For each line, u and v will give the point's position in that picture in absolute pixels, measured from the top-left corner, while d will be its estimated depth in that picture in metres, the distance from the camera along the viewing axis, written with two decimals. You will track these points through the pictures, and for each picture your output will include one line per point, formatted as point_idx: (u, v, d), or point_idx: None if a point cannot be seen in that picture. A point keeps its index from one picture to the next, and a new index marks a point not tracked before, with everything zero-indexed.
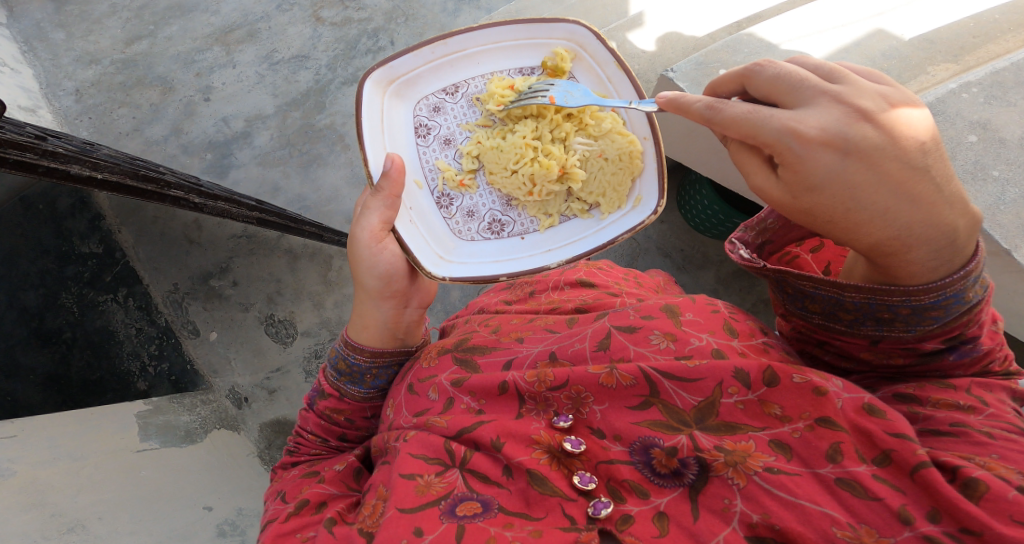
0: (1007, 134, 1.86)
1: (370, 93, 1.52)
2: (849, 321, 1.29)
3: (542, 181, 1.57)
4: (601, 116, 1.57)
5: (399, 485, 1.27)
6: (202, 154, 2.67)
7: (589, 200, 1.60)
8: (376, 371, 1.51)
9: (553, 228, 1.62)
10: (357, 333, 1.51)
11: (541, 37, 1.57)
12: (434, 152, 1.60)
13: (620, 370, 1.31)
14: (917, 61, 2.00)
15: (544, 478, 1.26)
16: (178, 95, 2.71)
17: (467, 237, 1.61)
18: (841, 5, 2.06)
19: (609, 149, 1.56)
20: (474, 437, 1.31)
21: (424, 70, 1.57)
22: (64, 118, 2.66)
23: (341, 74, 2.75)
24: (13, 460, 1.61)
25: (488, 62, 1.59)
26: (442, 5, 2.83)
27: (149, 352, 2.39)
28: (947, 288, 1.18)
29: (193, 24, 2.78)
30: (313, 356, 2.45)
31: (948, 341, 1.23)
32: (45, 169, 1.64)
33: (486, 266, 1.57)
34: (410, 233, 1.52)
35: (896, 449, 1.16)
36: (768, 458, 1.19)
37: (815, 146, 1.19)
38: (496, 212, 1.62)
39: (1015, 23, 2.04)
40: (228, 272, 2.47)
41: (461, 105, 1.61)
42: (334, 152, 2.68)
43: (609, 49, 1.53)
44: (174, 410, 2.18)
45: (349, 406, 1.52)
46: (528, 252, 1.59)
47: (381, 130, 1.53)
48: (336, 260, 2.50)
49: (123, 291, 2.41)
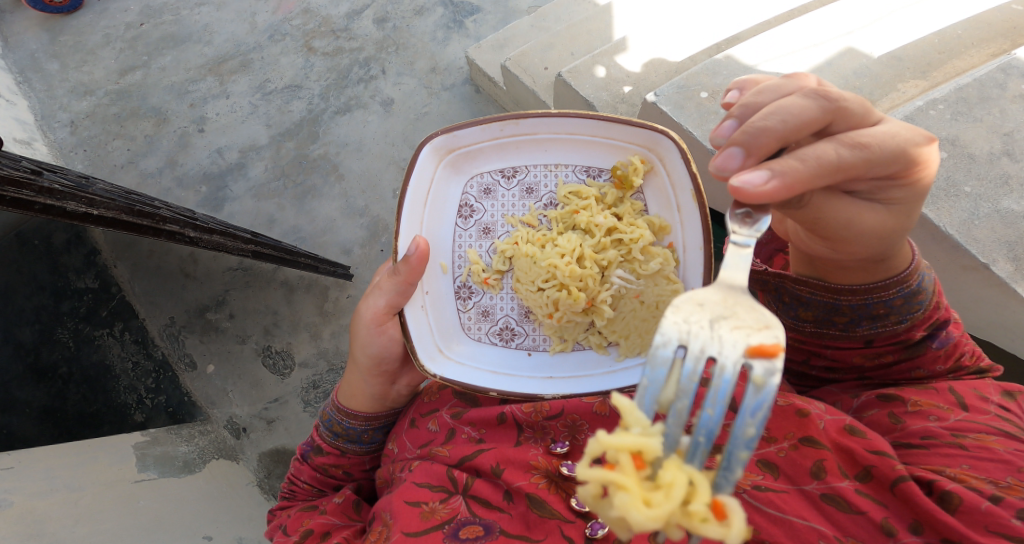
0: (975, 150, 1.77)
1: (426, 158, 1.46)
2: (849, 324, 1.36)
3: (566, 308, 1.46)
4: (653, 253, 1.45)
5: (404, 511, 1.30)
6: (197, 187, 2.66)
7: (610, 336, 1.48)
8: (372, 431, 1.56)
9: (565, 353, 1.50)
10: (347, 399, 1.55)
11: (622, 140, 1.46)
12: (469, 239, 1.53)
13: (611, 399, 1.38)
14: (888, 79, 2.00)
15: (542, 501, 1.29)
16: (172, 126, 2.74)
17: (475, 336, 1.51)
18: (811, 26, 2.08)
19: (648, 293, 1.45)
20: (474, 464, 1.35)
21: (488, 145, 1.49)
22: (59, 150, 2.70)
23: (333, 103, 2.76)
24: (10, 491, 1.63)
25: (555, 153, 1.50)
26: (431, 33, 2.85)
27: (146, 386, 2.40)
28: (921, 267, 1.30)
29: (187, 54, 2.87)
30: (311, 386, 2.44)
31: (929, 328, 1.32)
32: (40, 206, 1.65)
33: (482, 374, 1.45)
34: (416, 320, 1.45)
35: (876, 465, 1.20)
36: (756, 477, 1.25)
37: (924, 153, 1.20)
38: (513, 320, 1.52)
39: (976, 38, 2.04)
40: (225, 305, 2.50)
41: (513, 193, 1.52)
42: (328, 183, 2.65)
43: (688, 172, 1.38)
44: (171, 440, 2.19)
45: (349, 461, 1.56)
46: (529, 374, 1.48)
47: (424, 201, 1.47)
48: (333, 291, 2.52)
49: (119, 325, 2.44)
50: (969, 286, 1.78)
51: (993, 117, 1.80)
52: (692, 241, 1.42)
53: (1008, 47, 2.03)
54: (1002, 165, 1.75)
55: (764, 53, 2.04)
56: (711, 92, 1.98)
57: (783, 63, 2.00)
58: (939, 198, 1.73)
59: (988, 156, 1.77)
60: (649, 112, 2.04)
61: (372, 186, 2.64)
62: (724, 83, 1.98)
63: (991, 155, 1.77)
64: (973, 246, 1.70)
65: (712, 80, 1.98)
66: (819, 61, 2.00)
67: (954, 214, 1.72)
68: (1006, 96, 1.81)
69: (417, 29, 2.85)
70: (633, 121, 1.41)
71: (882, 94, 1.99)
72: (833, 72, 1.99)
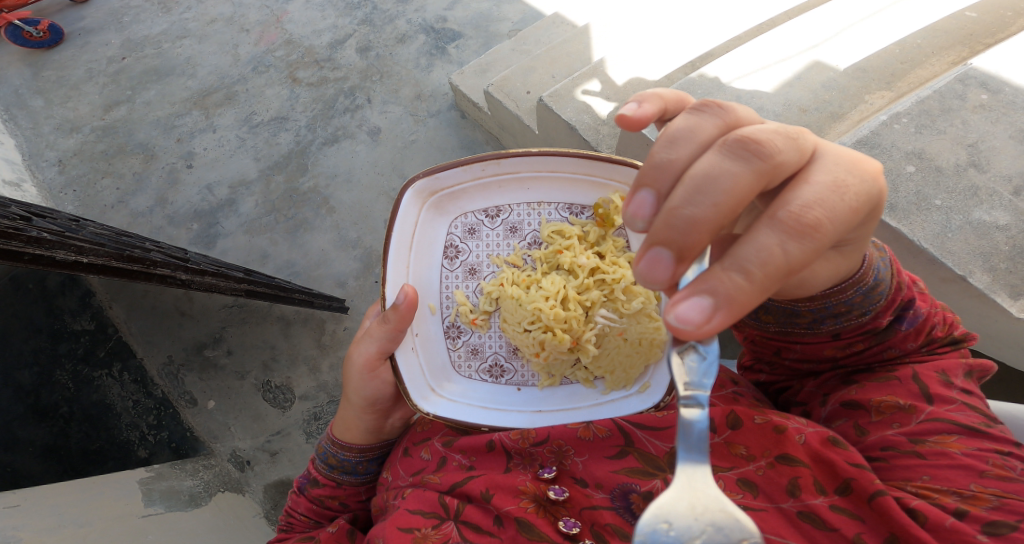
0: (942, 162, 1.82)
1: (410, 202, 1.48)
2: (812, 322, 1.33)
3: (553, 349, 1.49)
4: (635, 293, 1.49)
5: (398, 538, 1.32)
6: (189, 224, 2.67)
7: (596, 371, 1.52)
8: (367, 462, 1.58)
9: (554, 387, 1.53)
10: (343, 432, 1.57)
11: (602, 178, 1.49)
12: (455, 280, 1.55)
13: (595, 423, 1.38)
14: (854, 90, 2.03)
15: (531, 525, 1.31)
16: (160, 162, 2.76)
17: (465, 373, 1.54)
18: (774, 41, 2.11)
19: (631, 330, 1.50)
20: (466, 490, 1.36)
21: (470, 185, 1.52)
22: (50, 190, 2.69)
23: (321, 134, 2.79)
24: (18, 528, 1.65)
25: (538, 191, 1.53)
26: (414, 60, 2.90)
27: (148, 422, 2.40)
28: (875, 257, 1.29)
29: (171, 88, 2.90)
30: (313, 418, 2.48)
31: (895, 312, 1.32)
32: (31, 256, 1.61)
33: (473, 411, 1.48)
34: (408, 364, 1.47)
35: (855, 477, 1.24)
36: (735, 497, 1.27)
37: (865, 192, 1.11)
38: (501, 356, 1.54)
39: (936, 46, 2.09)
40: (222, 341, 2.56)
41: (498, 232, 1.55)
42: (319, 215, 2.68)
43: None
44: (177, 475, 2.22)
45: (345, 492, 1.57)
46: (519, 408, 1.50)
47: (408, 245, 1.50)
48: (329, 324, 2.57)
49: (118, 366, 2.46)
50: (948, 297, 1.82)
51: (957, 129, 1.85)
52: None
53: (966, 55, 2.08)
54: (970, 176, 1.80)
55: (738, 69, 2.07)
56: None
57: (760, 78, 2.04)
58: (912, 213, 1.79)
59: (955, 168, 1.81)
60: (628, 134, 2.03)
61: (363, 218, 2.66)
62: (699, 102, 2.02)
63: (959, 166, 1.81)
64: (949, 259, 1.74)
65: None
66: (788, 76, 2.03)
67: (927, 227, 1.77)
68: (968, 107, 1.87)
69: (400, 57, 2.91)
70: (615, 159, 1.43)
71: (850, 106, 2.02)
72: (803, 85, 2.02)
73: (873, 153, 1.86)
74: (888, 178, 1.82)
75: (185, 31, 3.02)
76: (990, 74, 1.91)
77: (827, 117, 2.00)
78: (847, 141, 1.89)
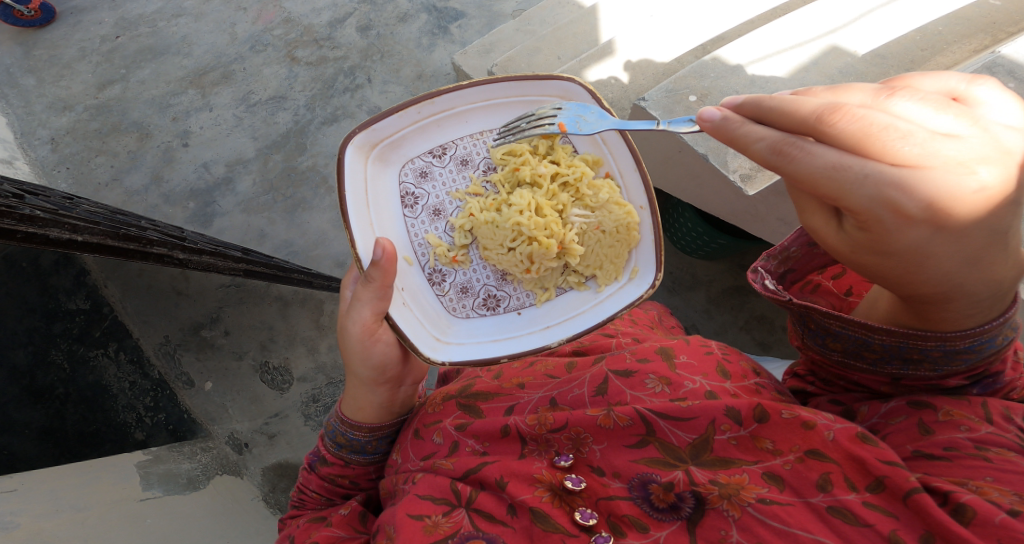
0: None
1: (353, 159, 1.45)
2: (883, 358, 1.26)
3: (541, 259, 1.51)
4: (598, 186, 1.51)
5: (407, 525, 1.27)
6: (184, 203, 2.63)
7: (586, 272, 1.54)
8: (376, 441, 1.48)
9: (551, 301, 1.55)
10: (353, 412, 1.47)
11: (534, 94, 1.49)
12: (422, 225, 1.54)
13: (617, 411, 1.31)
14: (873, 77, 2.00)
15: (546, 515, 1.24)
16: (156, 141, 2.72)
17: (462, 314, 1.54)
18: (794, 24, 2.09)
19: (607, 221, 1.51)
20: (479, 477, 1.29)
21: (409, 131, 1.51)
22: (42, 168, 2.65)
23: (319, 114, 2.78)
24: (16, 513, 1.62)
25: (477, 121, 1.53)
26: (416, 40, 2.91)
27: (144, 404, 2.39)
28: (982, 335, 1.17)
29: (166, 67, 2.85)
30: (311, 400, 2.47)
31: (972, 377, 1.23)
32: (23, 235, 1.54)
33: (485, 347, 1.49)
34: (405, 317, 1.44)
35: (888, 476, 1.15)
36: (760, 490, 1.19)
37: (907, 220, 1.08)
38: (491, 287, 1.55)
39: (957, 34, 2.08)
40: (219, 321, 2.53)
41: (450, 169, 1.55)
42: (318, 195, 2.65)
43: (603, 106, 1.45)
44: (174, 458, 2.18)
45: (355, 471, 1.49)
46: (527, 330, 1.52)
47: (365, 203, 1.46)
48: (327, 304, 2.58)
49: (113, 346, 2.43)
50: None
51: None
52: (626, 166, 1.51)
53: (988, 43, 2.07)
54: None
55: (753, 53, 2.05)
56: (699, 94, 2.00)
57: (773, 64, 2.02)
58: None
59: None
60: (638, 115, 2.04)
61: None
62: (711, 86, 2.01)
63: None
64: None
65: (699, 83, 2.01)
66: (803, 60, 2.01)
67: None
68: None
69: (402, 36, 2.91)
70: (545, 74, 1.45)
71: None
72: (819, 70, 2.00)
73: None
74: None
75: (181, 9, 2.97)
76: (1018, 61, 1.86)
77: None
78: None
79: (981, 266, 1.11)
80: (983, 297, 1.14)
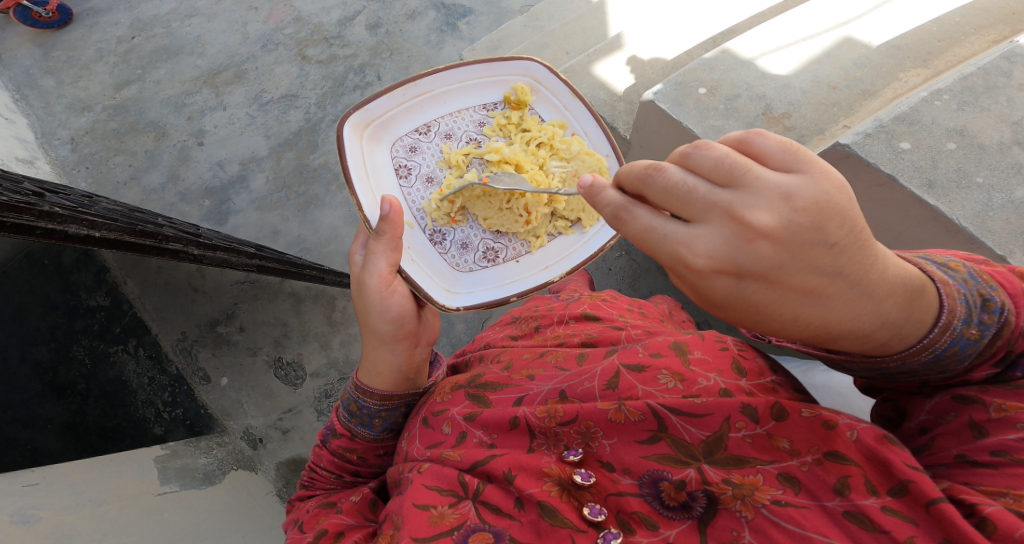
0: (985, 140, 1.77)
1: (349, 136, 1.47)
2: (893, 377, 1.18)
3: (535, 208, 1.55)
4: (568, 140, 1.58)
5: (413, 516, 1.26)
6: (200, 201, 2.67)
7: (572, 216, 1.58)
8: (385, 413, 1.47)
9: (544, 247, 1.58)
10: (371, 378, 1.46)
11: (501, 74, 1.57)
12: (418, 193, 1.56)
13: (628, 406, 1.30)
14: (887, 68, 1.98)
15: (555, 510, 1.24)
16: (172, 140, 2.75)
17: (466, 268, 1.56)
18: (808, 15, 2.05)
19: (582, 168, 1.56)
20: (487, 470, 1.29)
21: (397, 112, 1.54)
22: (62, 168, 2.69)
23: (330, 111, 2.80)
24: (38, 507, 1.65)
25: (455, 101, 1.58)
26: (425, 37, 2.92)
27: (162, 399, 2.44)
28: (934, 346, 1.12)
29: (181, 67, 2.89)
30: (323, 396, 2.49)
31: (999, 362, 1.16)
32: (43, 231, 1.57)
33: (493, 291, 1.53)
34: (416, 272, 1.48)
35: (914, 481, 1.13)
36: (775, 492, 1.18)
37: (711, 272, 1.09)
38: (489, 241, 1.58)
39: (975, 25, 2.04)
40: (234, 318, 2.55)
41: (436, 143, 1.57)
42: (330, 192, 2.68)
43: (562, 79, 1.56)
44: (191, 453, 2.22)
45: (361, 446, 1.49)
46: (528, 272, 1.56)
47: (365, 174, 1.48)
48: (340, 301, 2.60)
49: (133, 341, 2.47)
50: None
51: (1000, 106, 1.80)
52: (588, 123, 1.58)
53: (1007, 33, 2.03)
54: (1014, 154, 1.75)
55: (763, 46, 2.03)
56: (708, 87, 1.99)
57: (781, 58, 2.00)
58: (951, 191, 1.73)
59: (998, 145, 1.76)
60: (646, 109, 2.03)
61: None
62: (721, 79, 2.00)
63: (1003, 145, 1.76)
64: (989, 238, 1.68)
65: (709, 76, 2.00)
66: (816, 52, 1.99)
67: (966, 206, 1.71)
68: (1012, 84, 1.82)
69: (410, 33, 2.93)
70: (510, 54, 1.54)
71: (883, 84, 1.96)
72: (832, 63, 1.98)
73: (913, 130, 1.80)
74: (928, 154, 1.77)
75: (194, 10, 3.01)
76: None
77: (858, 95, 1.95)
78: (885, 117, 1.82)
79: (825, 302, 1.08)
80: (846, 333, 1.10)
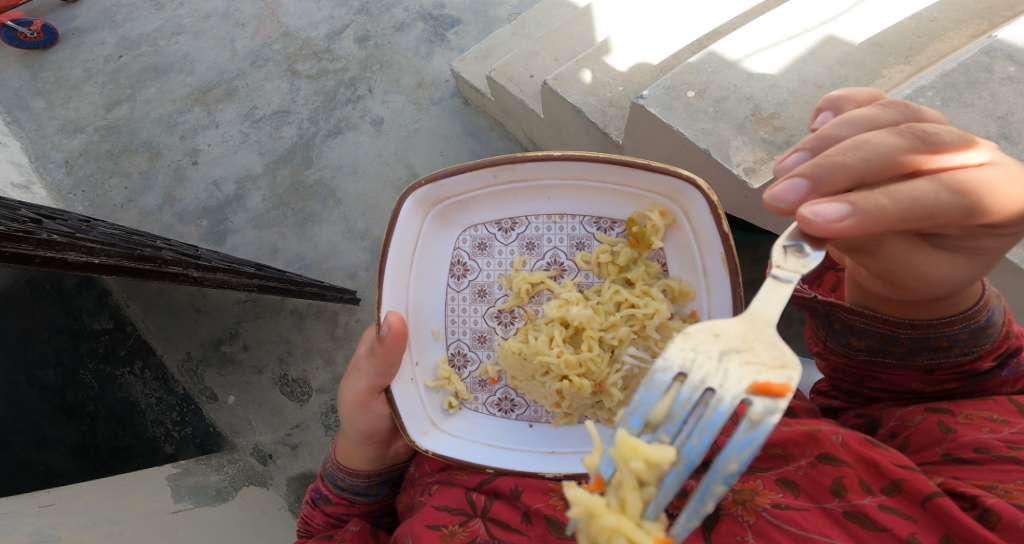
0: (970, 135, 1.79)
1: (412, 212, 1.47)
2: (914, 352, 1.31)
3: (573, 396, 1.48)
4: (669, 330, 1.46)
5: (427, 533, 1.38)
6: (198, 221, 2.68)
7: (618, 412, 1.49)
8: (376, 486, 1.63)
9: (568, 426, 1.51)
10: (346, 459, 1.62)
11: (636, 188, 1.46)
12: (462, 300, 1.55)
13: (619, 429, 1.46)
14: (871, 65, 1.99)
15: (560, 523, 1.34)
16: (166, 160, 2.77)
17: (473, 406, 1.54)
18: (789, 15, 2.07)
19: None
20: (493, 487, 1.43)
21: (480, 194, 1.50)
22: (57, 192, 2.70)
23: (323, 126, 2.81)
24: (55, 527, 1.68)
25: (558, 202, 1.50)
26: (414, 49, 2.93)
27: (171, 419, 2.48)
28: (992, 302, 1.26)
29: (171, 85, 2.90)
30: (331, 410, 2.50)
31: (999, 357, 1.29)
32: (42, 259, 1.59)
33: (475, 448, 1.48)
34: (405, 393, 1.48)
35: (907, 479, 1.18)
36: (775, 495, 1.23)
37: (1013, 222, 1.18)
38: (512, 393, 1.54)
39: (953, 20, 2.06)
40: (238, 337, 2.59)
41: (511, 247, 1.54)
42: (327, 208, 2.69)
43: (720, 233, 1.37)
44: (202, 470, 2.25)
45: (357, 510, 1.64)
46: (527, 447, 1.48)
47: (409, 261, 1.49)
48: (341, 316, 2.59)
49: (139, 364, 2.51)
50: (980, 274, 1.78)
51: (984, 101, 1.82)
52: (720, 311, 1.41)
53: (985, 27, 2.06)
54: (1000, 148, 1.77)
55: (748, 46, 2.04)
56: (697, 90, 2.01)
57: (768, 58, 2.01)
58: None
59: (984, 140, 1.78)
60: (636, 114, 2.05)
61: (371, 208, 2.67)
62: (708, 81, 2.01)
63: (988, 140, 1.78)
64: None
65: (697, 78, 2.02)
66: (800, 52, 1.99)
67: None
68: (994, 79, 1.84)
69: (400, 46, 2.93)
70: (652, 169, 1.40)
71: (868, 81, 1.97)
72: (816, 61, 1.98)
73: None
74: None
75: (181, 27, 3.01)
76: (1017, 45, 1.87)
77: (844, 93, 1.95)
78: None
79: None
80: None
